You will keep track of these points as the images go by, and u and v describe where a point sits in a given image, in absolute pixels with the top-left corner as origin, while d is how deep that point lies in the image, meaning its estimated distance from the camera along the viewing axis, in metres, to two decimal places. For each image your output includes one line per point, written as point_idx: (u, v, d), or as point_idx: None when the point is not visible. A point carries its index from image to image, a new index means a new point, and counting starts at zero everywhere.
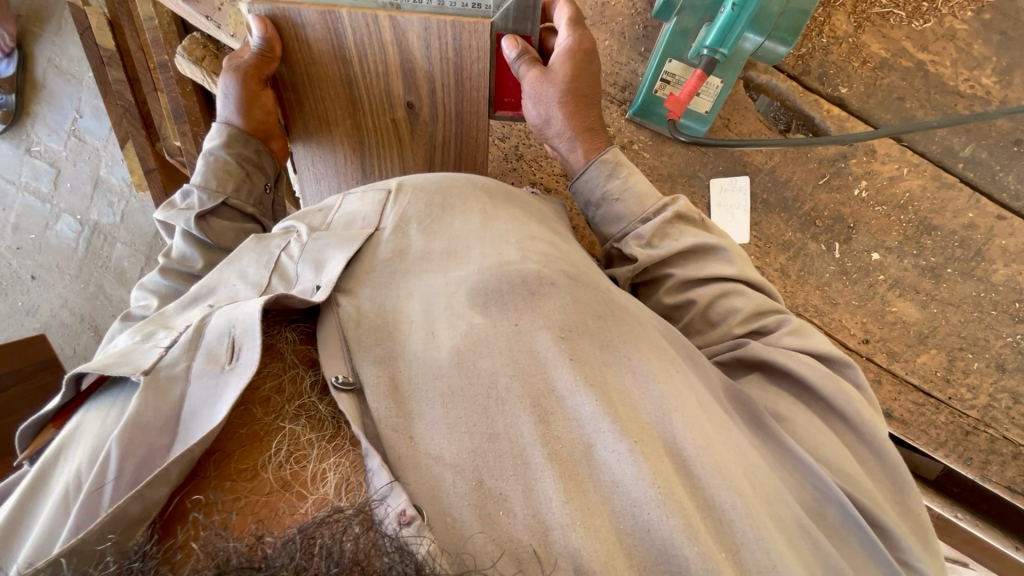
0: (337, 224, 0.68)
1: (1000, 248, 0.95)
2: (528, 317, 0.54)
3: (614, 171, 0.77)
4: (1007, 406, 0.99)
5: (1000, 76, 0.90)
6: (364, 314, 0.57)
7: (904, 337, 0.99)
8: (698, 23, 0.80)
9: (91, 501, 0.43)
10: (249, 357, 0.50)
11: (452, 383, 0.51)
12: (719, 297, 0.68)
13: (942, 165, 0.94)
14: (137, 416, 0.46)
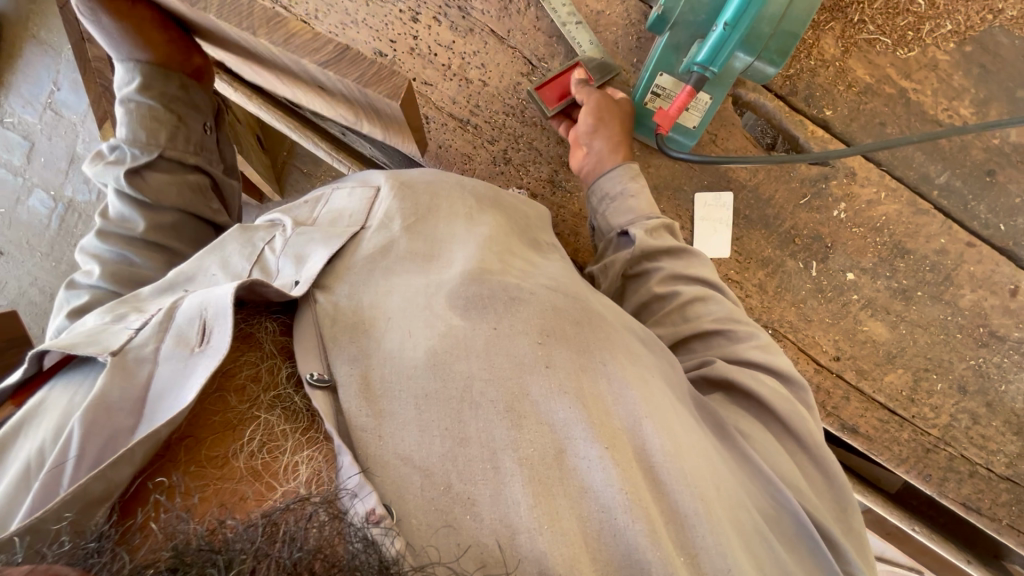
0: (323, 220, 0.68)
1: (968, 274, 0.98)
2: (506, 322, 0.55)
3: (631, 175, 0.82)
4: (966, 426, 1.03)
5: (977, 108, 0.93)
6: (341, 311, 0.57)
7: (874, 356, 1.02)
8: (689, 38, 0.82)
9: (52, 480, 0.42)
10: (220, 338, 0.49)
11: (427, 384, 0.51)
12: (691, 301, 0.71)
13: (918, 191, 0.97)
14: (103, 396, 0.45)
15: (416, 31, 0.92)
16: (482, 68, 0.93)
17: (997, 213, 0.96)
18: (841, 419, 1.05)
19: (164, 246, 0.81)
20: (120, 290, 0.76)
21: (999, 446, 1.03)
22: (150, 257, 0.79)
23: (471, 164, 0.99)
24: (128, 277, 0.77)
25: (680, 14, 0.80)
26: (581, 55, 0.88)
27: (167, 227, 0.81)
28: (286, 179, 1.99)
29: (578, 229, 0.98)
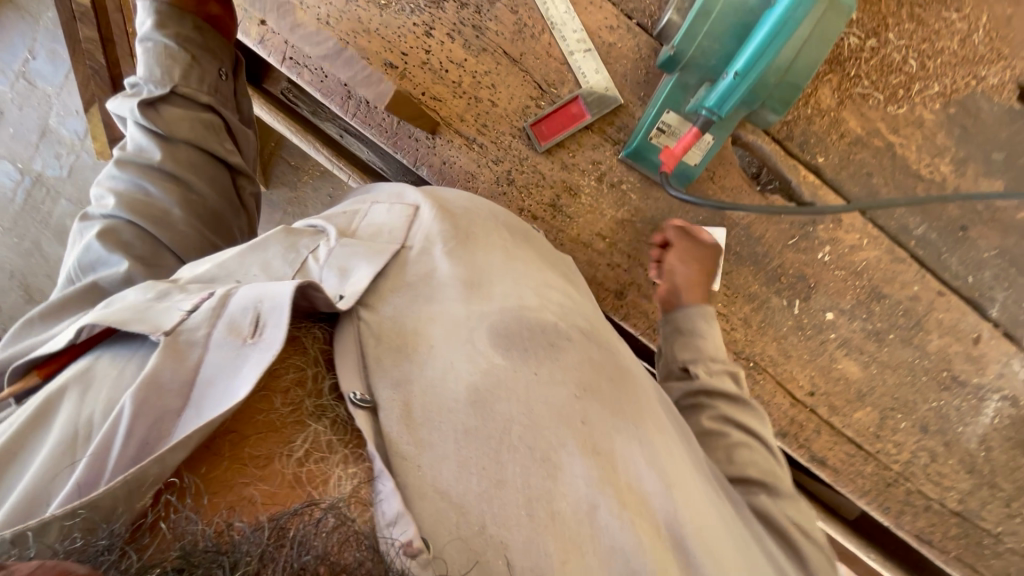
0: (364, 234, 0.68)
1: (937, 321, 1.04)
2: (545, 371, 0.56)
3: (701, 320, 0.85)
4: (924, 463, 1.09)
5: (956, 166, 0.98)
6: (384, 330, 0.58)
7: (846, 393, 1.07)
8: (698, 80, 0.85)
9: (94, 455, 0.46)
10: (274, 334, 0.50)
11: (464, 419, 0.53)
12: (740, 445, 0.73)
13: (896, 240, 1.02)
14: (154, 375, 0.48)
15: (428, 45, 0.92)
16: (493, 88, 0.94)
17: (967, 266, 1.02)
18: (811, 449, 1.09)
19: (182, 182, 0.79)
20: (135, 220, 0.75)
21: (953, 483, 1.09)
22: (166, 190, 0.77)
23: (473, 184, 0.97)
24: (143, 208, 0.76)
25: (691, 57, 0.83)
26: (584, 85, 0.93)
27: (185, 164, 0.80)
28: (272, 170, 1.96)
29: (575, 254, 0.99)
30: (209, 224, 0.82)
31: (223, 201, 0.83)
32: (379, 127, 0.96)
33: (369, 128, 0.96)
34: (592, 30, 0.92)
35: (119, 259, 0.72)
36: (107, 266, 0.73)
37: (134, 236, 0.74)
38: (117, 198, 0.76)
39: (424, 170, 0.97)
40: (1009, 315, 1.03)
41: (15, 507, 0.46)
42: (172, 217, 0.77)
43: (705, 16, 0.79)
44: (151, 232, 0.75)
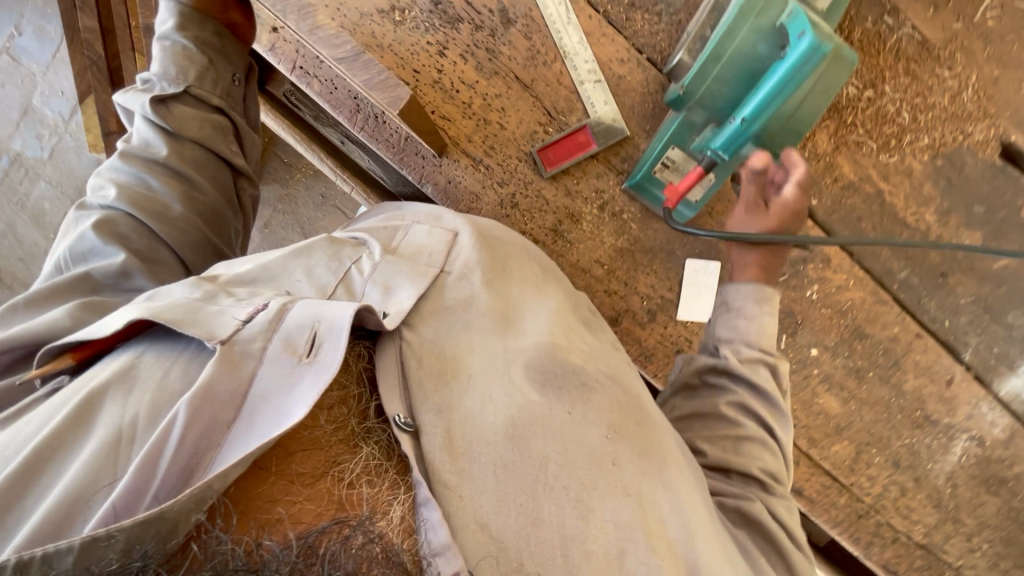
0: (404, 252, 0.71)
1: (914, 362, 1.08)
2: (579, 410, 0.62)
3: (765, 297, 0.83)
4: (894, 497, 1.13)
5: (940, 216, 1.03)
6: (424, 353, 0.62)
7: (824, 426, 1.11)
8: (704, 119, 0.88)
9: (147, 465, 0.46)
10: (330, 356, 0.52)
11: (502, 452, 0.57)
12: (750, 439, 0.75)
13: (881, 282, 1.06)
14: (209, 385, 0.49)
15: (441, 65, 0.93)
16: (503, 111, 0.94)
17: (944, 311, 1.07)
18: None
19: (187, 179, 0.78)
20: (134, 212, 0.73)
21: (920, 517, 1.13)
22: (169, 186, 0.76)
23: (477, 205, 0.97)
24: (144, 201, 0.74)
25: (699, 97, 0.85)
26: (592, 115, 0.94)
27: (189, 162, 0.78)
28: (264, 166, 1.93)
29: (574, 279, 1.00)
30: (210, 222, 0.80)
31: (224, 201, 0.82)
32: (386, 142, 0.95)
33: (376, 142, 0.95)
34: (603, 61, 0.93)
35: (114, 250, 0.70)
36: (101, 257, 0.70)
37: (131, 228, 0.72)
38: (117, 189, 0.74)
39: (429, 187, 0.97)
40: (981, 359, 1.08)
41: (50, 512, 0.44)
42: (173, 212, 0.75)
43: (712, 61, 0.82)
44: (149, 226, 0.73)
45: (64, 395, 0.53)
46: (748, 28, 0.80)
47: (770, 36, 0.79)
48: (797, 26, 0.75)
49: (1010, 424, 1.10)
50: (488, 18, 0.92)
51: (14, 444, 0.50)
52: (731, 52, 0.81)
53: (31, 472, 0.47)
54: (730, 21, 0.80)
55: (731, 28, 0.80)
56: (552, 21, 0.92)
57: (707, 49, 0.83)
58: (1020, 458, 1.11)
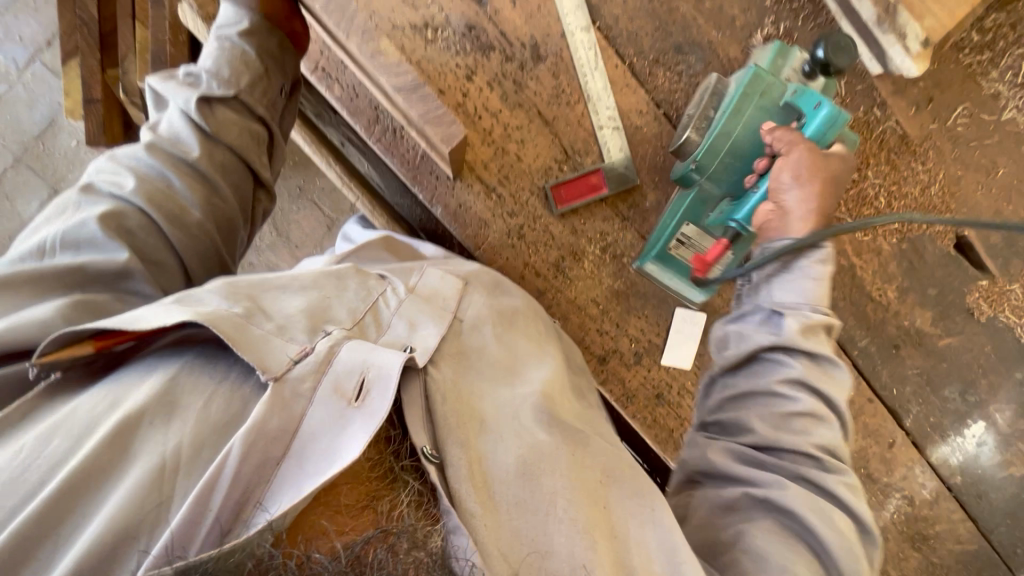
0: (421, 292, 0.74)
1: (862, 424, 1.17)
2: (584, 451, 0.66)
3: (821, 252, 0.75)
4: None
5: (899, 294, 1.14)
6: (448, 390, 0.65)
7: None
8: (720, 193, 0.91)
9: (205, 495, 0.48)
10: (379, 403, 0.55)
11: (519, 492, 0.61)
12: (808, 413, 0.67)
13: (843, 348, 1.15)
14: (263, 422, 0.51)
15: (467, 88, 0.93)
16: (522, 143, 0.95)
17: (894, 379, 1.17)
18: None
19: (209, 182, 0.75)
20: (148, 208, 0.69)
21: None
22: (191, 188, 0.73)
23: (484, 231, 0.97)
24: (161, 198, 0.71)
25: (713, 172, 0.89)
26: (606, 160, 0.96)
27: (216, 166, 0.76)
28: None
29: (568, 315, 1.02)
30: (223, 231, 0.77)
31: (241, 210, 0.79)
32: (401, 157, 0.94)
33: (390, 156, 0.94)
34: (623, 109, 0.96)
35: (117, 247, 0.66)
36: (98, 250, 0.66)
37: (140, 224, 0.69)
38: (137, 179, 0.71)
39: (439, 209, 0.96)
40: (919, 427, 1.19)
41: (100, 540, 0.46)
42: (189, 216, 0.72)
43: (725, 138, 0.86)
44: (160, 227, 0.70)
45: (89, 414, 0.53)
46: (754, 109, 0.85)
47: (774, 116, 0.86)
48: (809, 102, 0.82)
49: (937, 487, 1.20)
50: (519, 51, 0.94)
51: (39, 468, 0.49)
52: (742, 129, 0.86)
53: (70, 499, 0.48)
54: (734, 104, 0.86)
55: (736, 110, 0.86)
56: (580, 64, 0.95)
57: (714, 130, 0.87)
58: (942, 519, 1.21)
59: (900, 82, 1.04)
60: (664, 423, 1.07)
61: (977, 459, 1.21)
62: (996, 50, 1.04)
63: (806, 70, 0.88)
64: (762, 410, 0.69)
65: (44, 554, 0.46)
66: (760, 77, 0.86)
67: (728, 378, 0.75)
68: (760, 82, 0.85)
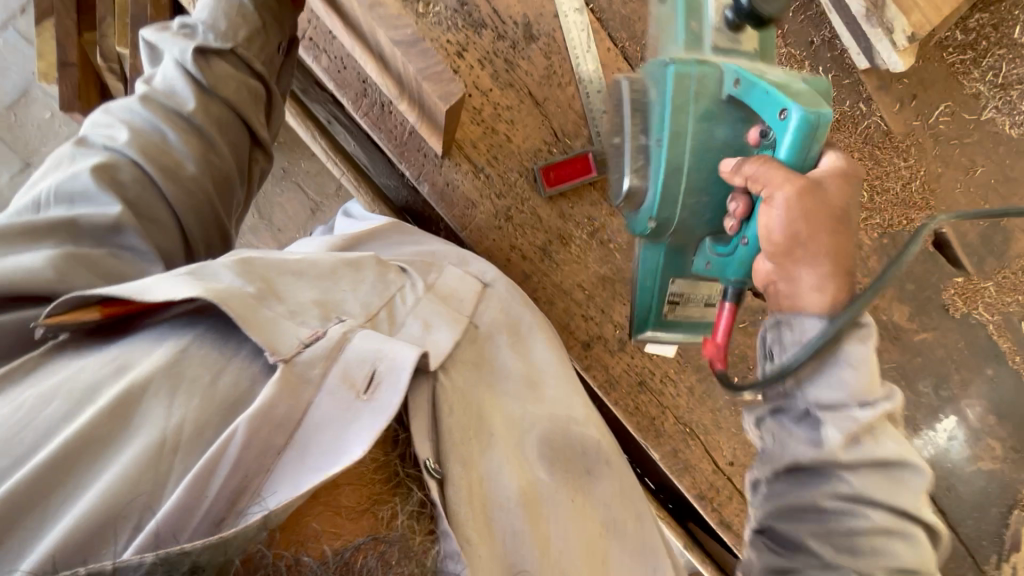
0: (439, 291, 0.74)
1: None
2: (586, 488, 0.69)
3: (862, 327, 0.57)
4: None
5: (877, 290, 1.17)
6: (455, 397, 0.64)
7: None
8: (702, 231, 0.77)
9: (206, 478, 0.44)
10: (389, 396, 0.52)
11: (516, 517, 0.61)
12: (879, 531, 0.53)
13: None
14: (271, 407, 0.49)
15: (457, 66, 0.92)
16: (511, 124, 0.95)
17: None
18: (721, 514, 1.16)
19: (206, 138, 0.72)
20: (141, 160, 0.66)
21: None
22: (186, 142, 0.70)
23: (471, 212, 0.97)
24: (156, 151, 0.68)
25: (681, 220, 0.77)
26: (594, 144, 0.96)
27: (214, 118, 0.73)
28: None
29: (554, 299, 1.01)
30: (219, 188, 0.73)
31: (238, 170, 0.76)
32: (389, 133, 0.93)
33: (378, 131, 0.93)
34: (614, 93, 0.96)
35: (111, 200, 0.62)
36: (91, 203, 0.62)
37: (133, 178, 0.65)
38: (131, 132, 0.67)
39: (426, 186, 0.96)
40: None
41: (92, 516, 0.41)
42: (184, 170, 0.69)
43: (672, 174, 0.74)
44: (155, 181, 0.66)
45: (93, 376, 0.49)
46: (694, 122, 0.73)
47: (727, 113, 0.73)
48: (772, 100, 0.64)
49: None
50: (512, 30, 0.93)
51: (35, 430, 0.45)
52: (688, 155, 0.73)
53: (66, 466, 0.44)
54: (668, 126, 0.74)
55: (674, 133, 0.73)
56: (572, 45, 0.94)
57: (656, 167, 0.76)
58: None
59: (885, 78, 1.05)
60: (646, 410, 1.10)
61: (948, 454, 1.22)
62: (979, 50, 1.05)
63: (731, 20, 0.73)
64: (818, 530, 0.55)
65: (31, 525, 0.41)
66: (686, 77, 0.72)
67: (800, 494, 0.56)
68: (688, 83, 0.72)
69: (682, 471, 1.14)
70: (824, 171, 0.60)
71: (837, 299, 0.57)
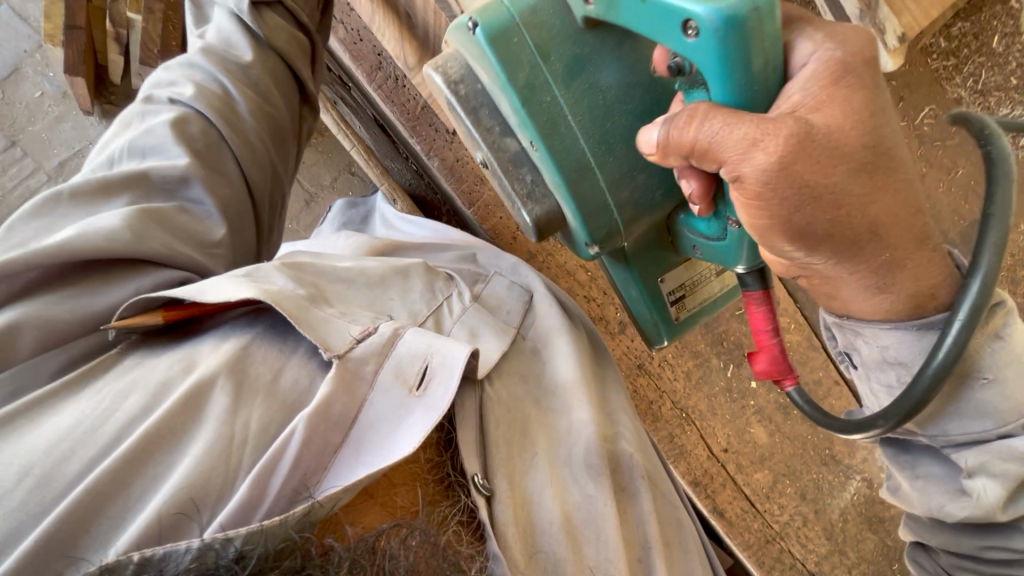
0: (487, 303, 0.83)
1: (830, 406, 1.21)
2: (629, 501, 0.73)
3: (996, 329, 0.59)
4: (797, 526, 1.22)
5: None
6: (499, 402, 0.72)
7: (751, 454, 1.20)
8: (664, 209, 0.69)
9: (265, 475, 0.52)
10: (440, 393, 0.59)
11: (556, 542, 0.65)
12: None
13: (815, 331, 1.21)
14: (329, 406, 0.56)
15: None
16: None
17: None
18: (714, 500, 1.18)
19: (261, 92, 0.81)
20: (208, 113, 0.75)
21: (815, 547, 1.22)
22: (243, 93, 0.78)
23: (479, 189, 0.99)
24: (220, 105, 0.77)
25: (635, 230, 0.70)
26: None
27: (269, 72, 0.82)
28: None
29: (558, 277, 1.04)
30: (274, 139, 0.82)
31: (291, 123, 0.85)
32: (402, 106, 0.98)
33: (392, 104, 0.98)
34: None
35: (178, 153, 0.72)
36: (162, 156, 0.73)
37: (201, 131, 0.75)
38: (194, 87, 0.76)
39: (436, 160, 0.99)
40: None
41: (169, 501, 0.50)
42: (244, 124, 0.78)
43: (581, 177, 0.63)
44: (220, 132, 0.76)
45: (163, 375, 0.58)
46: (564, 91, 0.61)
47: (597, 46, 0.61)
48: (668, 13, 0.51)
49: None
50: None
51: (116, 424, 0.54)
52: (584, 137, 0.62)
53: (143, 458, 0.52)
54: (533, 117, 0.61)
55: (547, 122, 0.61)
56: None
57: (554, 178, 0.64)
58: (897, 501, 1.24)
59: None
60: (644, 393, 1.13)
61: None
62: (961, 57, 1.11)
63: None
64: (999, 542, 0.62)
65: (115, 514, 0.50)
66: (512, 32, 0.60)
67: (953, 535, 0.65)
68: (519, 41, 0.60)
69: (677, 456, 1.16)
70: (810, 98, 0.53)
71: (906, 302, 0.60)
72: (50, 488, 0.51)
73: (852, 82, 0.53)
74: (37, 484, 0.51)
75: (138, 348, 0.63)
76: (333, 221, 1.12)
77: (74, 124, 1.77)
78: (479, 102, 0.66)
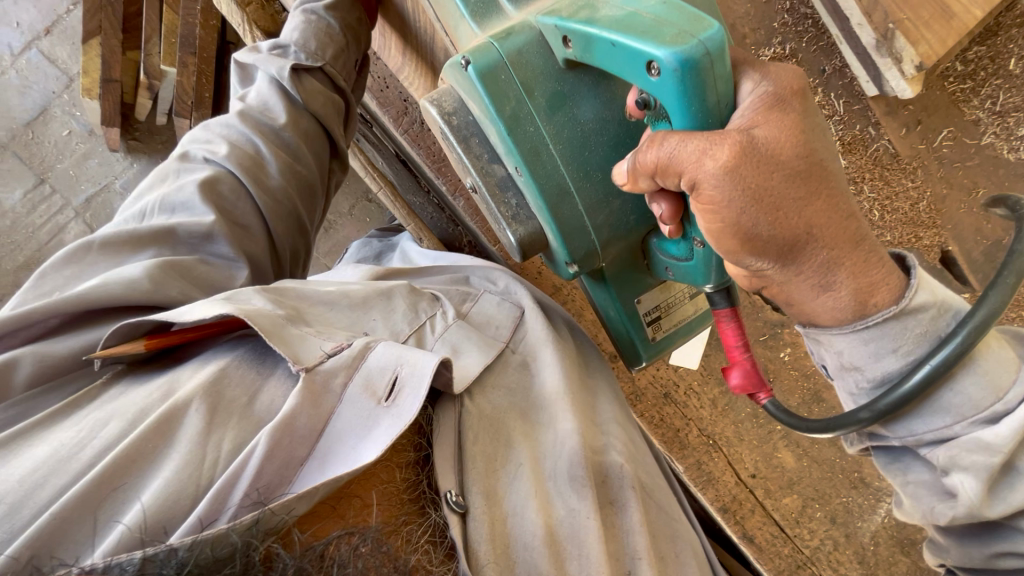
0: (474, 319, 0.83)
1: None
2: (615, 511, 0.71)
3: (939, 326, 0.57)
4: (828, 551, 1.19)
5: None
6: (480, 412, 0.72)
7: (779, 479, 1.19)
8: (636, 233, 0.71)
9: (225, 489, 0.52)
10: (408, 402, 0.59)
11: (537, 557, 0.64)
12: None
13: None
14: (290, 418, 0.56)
15: None
16: None
17: None
18: (743, 527, 1.18)
19: (294, 151, 0.84)
20: (239, 172, 0.78)
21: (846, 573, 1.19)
22: (276, 152, 0.81)
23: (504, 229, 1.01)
24: (251, 164, 0.79)
25: (608, 252, 0.72)
26: None
27: (301, 131, 0.85)
28: None
29: (583, 309, 1.07)
30: (300, 190, 0.85)
31: (320, 176, 0.88)
32: (427, 150, 1.02)
33: (418, 147, 1.02)
34: None
35: (205, 210, 0.75)
36: (188, 212, 0.75)
37: (232, 189, 0.78)
38: (228, 146, 0.79)
39: (460, 200, 1.02)
40: None
41: (133, 523, 0.50)
42: (269, 178, 0.81)
43: (561, 200, 0.65)
44: (247, 188, 0.79)
45: (141, 403, 0.58)
46: (546, 122, 0.63)
47: (577, 85, 0.64)
48: (635, 54, 0.54)
49: None
50: None
51: (93, 449, 0.54)
52: (564, 165, 0.64)
53: (110, 481, 0.51)
54: (518, 145, 0.63)
55: (531, 150, 0.64)
56: None
57: (537, 201, 0.66)
58: None
59: (892, 104, 1.12)
60: (670, 422, 1.16)
61: None
62: (978, 80, 1.12)
63: None
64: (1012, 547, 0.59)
65: (81, 539, 0.50)
66: (500, 70, 0.62)
67: (962, 548, 0.62)
68: (506, 78, 0.62)
69: (705, 483, 1.17)
70: (747, 119, 0.55)
71: (850, 303, 0.58)
72: (19, 517, 0.50)
73: (787, 106, 0.56)
74: (4, 515, 0.49)
75: (124, 377, 0.64)
76: (350, 258, 1.16)
77: (98, 159, 1.82)
78: (471, 131, 0.69)
